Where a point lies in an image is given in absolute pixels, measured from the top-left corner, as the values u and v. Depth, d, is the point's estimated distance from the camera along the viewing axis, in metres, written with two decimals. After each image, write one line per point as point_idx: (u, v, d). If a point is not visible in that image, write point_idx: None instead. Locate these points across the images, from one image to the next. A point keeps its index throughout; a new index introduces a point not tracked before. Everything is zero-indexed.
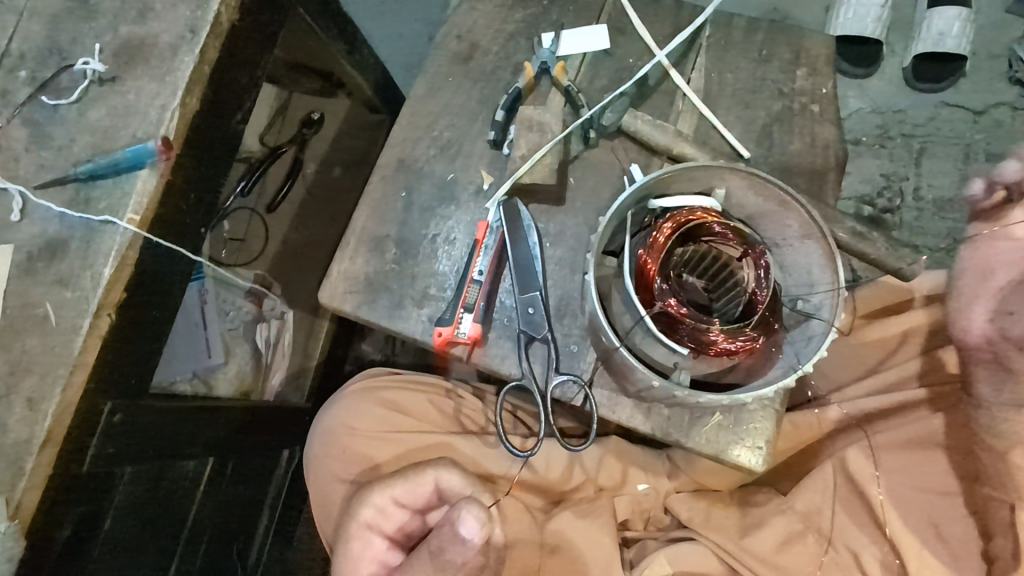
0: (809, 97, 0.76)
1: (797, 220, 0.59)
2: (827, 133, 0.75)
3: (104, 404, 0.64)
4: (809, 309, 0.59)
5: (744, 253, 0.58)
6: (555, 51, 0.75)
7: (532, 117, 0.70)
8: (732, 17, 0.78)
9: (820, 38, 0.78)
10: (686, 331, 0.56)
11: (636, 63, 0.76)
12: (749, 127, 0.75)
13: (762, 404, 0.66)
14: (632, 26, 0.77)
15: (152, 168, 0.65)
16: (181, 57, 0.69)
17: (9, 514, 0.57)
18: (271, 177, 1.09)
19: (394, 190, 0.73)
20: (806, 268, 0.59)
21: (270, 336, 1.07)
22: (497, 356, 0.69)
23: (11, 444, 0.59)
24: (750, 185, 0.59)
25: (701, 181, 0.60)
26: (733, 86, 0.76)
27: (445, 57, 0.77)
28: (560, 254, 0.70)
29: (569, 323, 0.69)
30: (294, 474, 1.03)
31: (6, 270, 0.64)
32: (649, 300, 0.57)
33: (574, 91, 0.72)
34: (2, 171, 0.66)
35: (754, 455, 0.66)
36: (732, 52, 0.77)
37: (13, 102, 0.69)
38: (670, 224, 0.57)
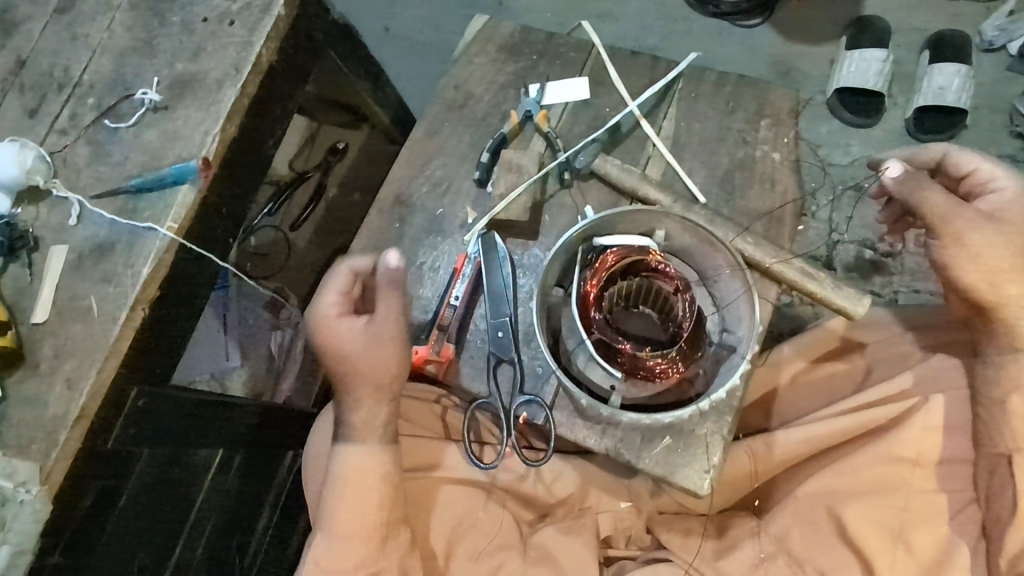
0: (770, 146, 0.82)
1: (723, 258, 0.64)
2: (784, 176, 0.81)
3: (130, 390, 0.72)
4: (731, 342, 0.65)
5: (677, 288, 0.62)
6: (539, 100, 0.83)
7: (512, 160, 0.78)
8: (703, 72, 0.86)
9: (785, 92, 0.86)
10: (626, 358, 0.62)
11: (610, 113, 0.84)
12: (711, 173, 0.82)
13: (712, 431, 0.70)
14: (610, 79, 0.86)
15: (193, 184, 0.74)
16: (224, 90, 0.79)
17: (41, 478, 0.64)
18: (297, 200, 1.18)
19: (390, 221, 0.81)
20: (733, 304, 0.65)
21: (283, 343, 1.15)
22: (467, 375, 0.76)
23: (50, 417, 0.67)
24: (684, 228, 0.64)
25: (643, 223, 0.66)
26: (700, 134, 0.83)
27: (441, 105, 0.86)
28: (529, 283, 0.77)
29: (536, 346, 0.75)
30: (296, 477, 1.07)
31: (60, 266, 0.74)
32: (589, 327, 0.62)
33: (553, 136, 0.82)
34: (68, 182, 0.78)
35: (702, 479, 0.69)
36: (701, 104, 0.84)
37: (81, 124, 0.80)
38: (612, 259, 0.62)
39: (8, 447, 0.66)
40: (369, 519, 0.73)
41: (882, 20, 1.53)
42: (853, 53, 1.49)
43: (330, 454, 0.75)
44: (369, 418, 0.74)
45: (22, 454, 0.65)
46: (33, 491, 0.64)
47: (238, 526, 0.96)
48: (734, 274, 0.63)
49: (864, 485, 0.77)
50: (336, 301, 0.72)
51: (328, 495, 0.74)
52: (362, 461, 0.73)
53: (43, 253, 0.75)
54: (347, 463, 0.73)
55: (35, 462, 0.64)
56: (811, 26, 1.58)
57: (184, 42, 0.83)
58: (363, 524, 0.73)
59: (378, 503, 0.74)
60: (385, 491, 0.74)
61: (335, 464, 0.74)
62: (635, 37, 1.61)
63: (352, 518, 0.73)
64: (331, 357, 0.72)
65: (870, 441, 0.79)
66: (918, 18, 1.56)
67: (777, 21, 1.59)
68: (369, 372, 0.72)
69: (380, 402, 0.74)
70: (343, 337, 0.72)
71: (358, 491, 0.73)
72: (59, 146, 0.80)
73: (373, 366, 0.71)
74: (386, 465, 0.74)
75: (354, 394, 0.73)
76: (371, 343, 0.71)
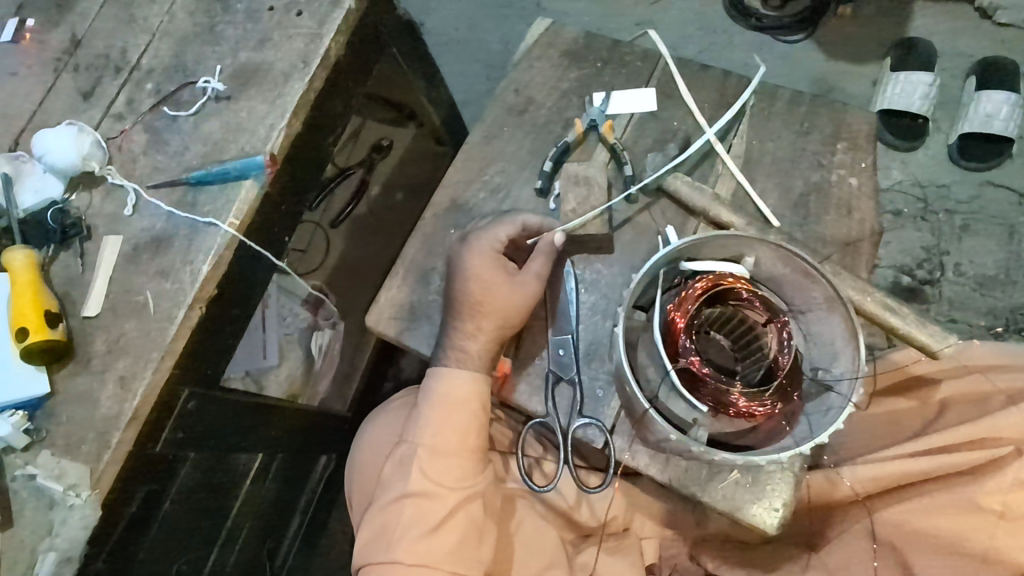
0: (848, 170, 0.79)
1: (820, 292, 0.59)
2: (864, 205, 0.77)
3: (182, 391, 0.68)
4: (828, 380, 0.58)
5: (770, 318, 0.56)
6: (605, 110, 0.78)
7: (579, 172, 0.74)
8: (776, 90, 0.81)
9: (862, 115, 0.81)
10: (709, 390, 0.54)
11: (680, 126, 0.79)
12: (786, 195, 0.78)
13: (781, 467, 0.66)
14: (680, 92, 0.80)
15: (256, 179, 0.72)
16: (292, 84, 0.76)
17: (91, 482, 0.61)
18: (337, 197, 1.13)
19: (445, 227, 0.76)
20: (829, 340, 0.59)
21: (322, 344, 1.11)
22: (525, 395, 0.72)
23: (102, 417, 0.64)
24: (779, 256, 0.59)
25: (732, 248, 0.61)
26: (772, 154, 0.79)
27: (501, 108, 0.79)
28: (593, 301, 0.73)
29: (597, 366, 0.71)
30: (324, 482, 1.06)
31: (114, 258, 0.71)
32: (674, 354, 0.55)
33: (620, 149, 0.75)
34: (123, 170, 0.75)
35: (770, 516, 0.65)
36: (775, 122, 0.80)
37: (138, 110, 0.77)
38: (701, 284, 0.57)
39: (56, 445, 0.63)
40: (466, 441, 0.74)
41: (929, 43, 1.50)
42: (898, 77, 1.45)
43: (428, 371, 0.74)
44: (476, 351, 0.71)
45: (71, 455, 0.62)
46: (83, 495, 0.61)
47: (269, 533, 0.95)
48: (832, 309, 0.58)
49: (942, 536, 0.69)
50: (494, 241, 0.71)
51: (426, 409, 0.75)
52: (469, 386, 0.72)
53: (96, 243, 0.72)
54: (449, 384, 0.73)
55: (85, 465, 0.62)
56: (857, 45, 1.55)
57: (249, 31, 0.79)
58: (458, 446, 0.74)
59: (474, 428, 0.74)
60: (483, 417, 0.74)
61: (433, 384, 0.73)
62: (674, 47, 1.58)
63: (450, 438, 0.74)
64: (461, 277, 0.70)
65: (945, 485, 0.70)
66: (965, 43, 1.52)
67: (820, 38, 1.56)
68: (491, 309, 0.69)
69: (490, 340, 0.71)
70: (481, 268, 0.70)
71: (458, 413, 0.73)
72: (115, 131, 0.77)
73: (500, 304, 0.69)
74: (487, 393, 0.73)
75: (467, 323, 0.70)
76: (511, 289, 0.70)
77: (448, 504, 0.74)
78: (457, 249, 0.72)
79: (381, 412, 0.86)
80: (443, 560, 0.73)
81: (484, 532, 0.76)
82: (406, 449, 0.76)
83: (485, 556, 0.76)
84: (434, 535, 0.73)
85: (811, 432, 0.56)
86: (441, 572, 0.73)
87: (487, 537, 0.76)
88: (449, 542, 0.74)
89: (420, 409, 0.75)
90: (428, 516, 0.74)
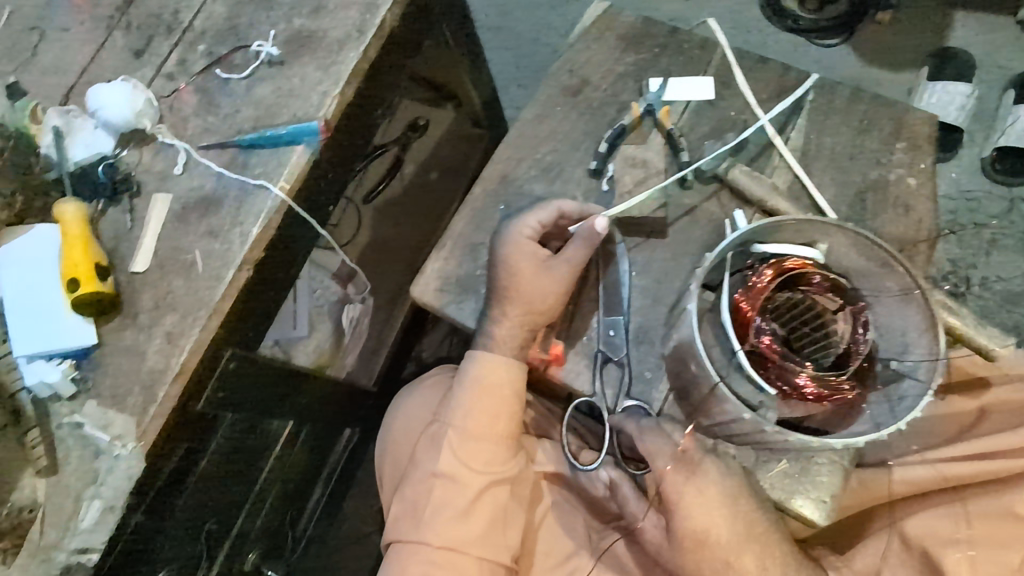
0: (906, 170, 0.78)
1: (896, 283, 0.57)
2: (920, 206, 0.77)
3: (225, 350, 0.68)
4: (901, 370, 0.57)
5: (840, 305, 0.56)
6: (662, 95, 0.78)
7: (635, 155, 0.76)
8: (836, 86, 0.81)
9: (922, 114, 0.80)
10: (778, 370, 0.53)
11: (737, 116, 0.79)
12: (843, 191, 0.77)
13: (831, 460, 0.67)
14: (737, 81, 0.80)
15: (308, 145, 0.72)
16: (346, 52, 0.76)
17: (138, 434, 0.62)
18: (371, 173, 1.14)
19: (493, 202, 0.77)
20: (901, 330, 0.57)
21: (353, 318, 1.10)
22: (573, 373, 0.71)
23: (148, 371, 0.64)
24: (855, 245, 0.57)
25: (804, 234, 0.59)
26: (830, 150, 0.78)
27: (556, 88, 0.80)
28: (644, 284, 0.73)
29: (646, 350, 0.71)
30: (348, 454, 1.07)
31: (163, 216, 0.71)
32: (744, 335, 0.55)
33: (677, 135, 0.76)
34: (173, 129, 0.75)
35: (818, 508, 0.66)
36: (834, 118, 0.79)
37: (190, 72, 0.77)
38: (772, 270, 0.56)
39: (102, 396, 0.63)
40: (499, 428, 0.75)
41: (966, 54, 1.48)
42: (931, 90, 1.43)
43: (466, 356, 0.75)
44: (507, 334, 0.72)
45: (118, 407, 0.63)
46: (129, 446, 0.62)
47: (295, 498, 0.97)
48: (907, 300, 0.56)
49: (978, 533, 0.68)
50: (534, 229, 0.70)
51: (461, 394, 0.75)
52: (506, 372, 0.74)
53: (144, 200, 0.72)
54: (487, 369, 0.73)
55: (131, 417, 0.62)
56: (895, 51, 1.53)
57: None
58: (491, 433, 0.75)
59: (507, 414, 0.74)
60: (517, 403, 0.75)
61: (470, 368, 0.74)
62: None
63: (484, 424, 0.74)
64: (497, 263, 0.70)
65: (984, 492, 0.71)
66: (1006, 56, 1.49)
67: (857, 43, 1.54)
68: (528, 296, 0.70)
69: (524, 324, 0.72)
70: (522, 255, 0.69)
71: (493, 398, 0.74)
72: (166, 91, 0.77)
73: (536, 290, 0.70)
74: (522, 380, 0.75)
75: (502, 307, 0.71)
76: (543, 274, 0.70)
77: (477, 490, 0.74)
78: (496, 232, 0.72)
79: (412, 393, 0.87)
80: (470, 544, 0.74)
81: (512, 517, 0.77)
82: (438, 433, 0.76)
83: (512, 542, 0.76)
84: (463, 520, 0.74)
85: (894, 417, 0.54)
86: (468, 555, 0.74)
87: (514, 523, 0.77)
88: (477, 527, 0.74)
89: (456, 392, 0.76)
90: (458, 501, 0.74)
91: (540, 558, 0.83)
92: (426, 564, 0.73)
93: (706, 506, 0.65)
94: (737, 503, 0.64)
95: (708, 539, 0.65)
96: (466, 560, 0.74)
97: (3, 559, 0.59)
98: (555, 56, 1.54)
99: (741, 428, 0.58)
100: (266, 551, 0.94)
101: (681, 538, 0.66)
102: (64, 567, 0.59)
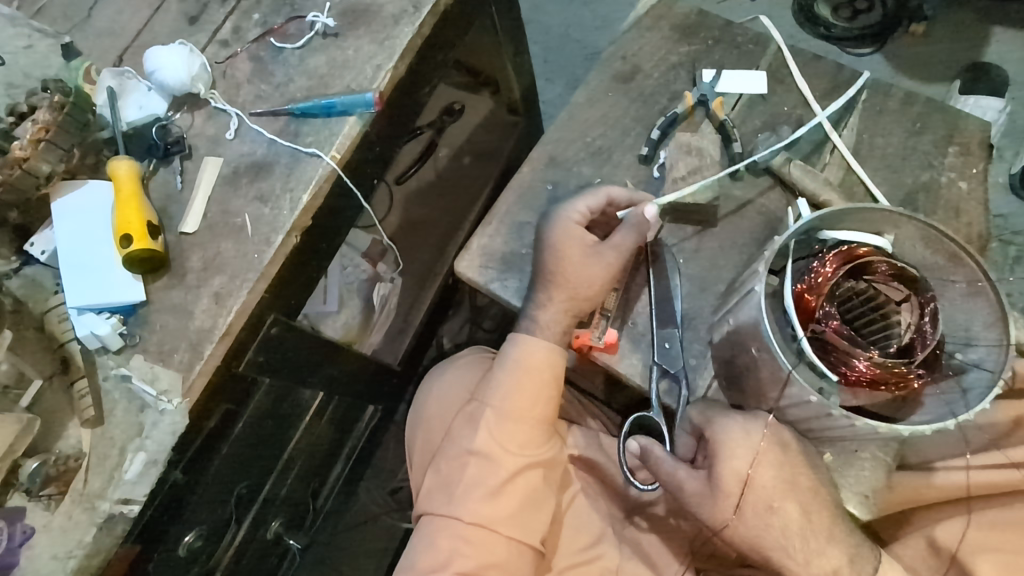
0: (958, 174, 0.81)
1: (963, 276, 0.59)
2: (972, 209, 0.80)
3: (268, 315, 0.69)
4: (967, 363, 0.58)
5: (908, 295, 0.58)
6: (715, 86, 0.83)
7: (690, 142, 0.79)
8: (890, 88, 0.85)
9: (975, 122, 0.83)
10: (842, 355, 0.56)
11: (790, 111, 0.84)
12: (894, 190, 0.81)
13: (875, 456, 0.68)
14: (791, 78, 0.85)
15: (360, 117, 0.73)
16: (401, 27, 0.76)
17: (183, 390, 0.63)
18: (404, 155, 1.14)
19: (543, 181, 0.82)
20: (965, 322, 0.59)
21: (382, 297, 1.11)
22: (622, 357, 0.74)
23: (195, 329, 0.65)
24: (924, 236, 0.60)
25: (872, 224, 0.62)
26: (882, 149, 0.82)
27: (609, 74, 0.87)
28: (693, 271, 0.76)
29: (691, 337, 0.74)
30: (370, 431, 1.08)
31: (212, 178, 0.71)
32: (808, 321, 0.57)
33: (729, 126, 0.81)
34: (226, 94, 0.75)
35: (856, 501, 0.68)
36: (887, 119, 0.83)
37: (244, 39, 0.78)
38: (839, 257, 0.58)
39: (149, 351, 0.64)
40: (536, 409, 0.76)
41: (1001, 69, 1.47)
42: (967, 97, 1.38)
43: (508, 339, 0.77)
44: (551, 320, 0.75)
45: (164, 362, 0.64)
46: (175, 401, 0.62)
47: (318, 471, 0.98)
48: (975, 293, 0.58)
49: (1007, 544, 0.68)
50: (580, 216, 0.73)
51: (500, 374, 0.76)
52: (547, 356, 0.75)
53: (195, 162, 0.73)
54: (527, 351, 0.75)
55: (177, 373, 0.63)
56: (927, 64, 1.52)
57: None
58: (527, 413, 0.76)
59: (546, 398, 0.76)
60: (556, 389, 0.76)
61: (512, 350, 0.76)
62: None
63: (522, 407, 0.75)
64: (545, 247, 0.73)
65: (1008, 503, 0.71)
66: None
67: (890, 53, 1.53)
68: (573, 281, 0.72)
69: (568, 309, 0.74)
70: (568, 239, 0.72)
71: (533, 382, 0.75)
72: (219, 57, 0.77)
73: (582, 277, 0.72)
74: (562, 366, 0.76)
75: (548, 292, 0.74)
76: (589, 261, 0.72)
77: (512, 472, 0.75)
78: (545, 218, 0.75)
79: (444, 374, 0.88)
80: (502, 523, 0.74)
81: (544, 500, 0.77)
82: (475, 412, 0.77)
83: (542, 527, 0.76)
84: (496, 500, 0.74)
85: (962, 407, 0.55)
86: (499, 533, 0.74)
87: (545, 508, 0.77)
88: (509, 508, 0.74)
89: (495, 372, 0.77)
90: (492, 481, 0.74)
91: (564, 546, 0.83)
92: (457, 541, 0.74)
93: (751, 451, 0.64)
94: (785, 453, 0.64)
95: (752, 482, 0.64)
96: (497, 539, 0.74)
97: (48, 505, 0.60)
98: (586, 51, 1.54)
99: (802, 412, 0.60)
100: (288, 520, 0.95)
101: (725, 481, 0.64)
102: (107, 517, 0.60)
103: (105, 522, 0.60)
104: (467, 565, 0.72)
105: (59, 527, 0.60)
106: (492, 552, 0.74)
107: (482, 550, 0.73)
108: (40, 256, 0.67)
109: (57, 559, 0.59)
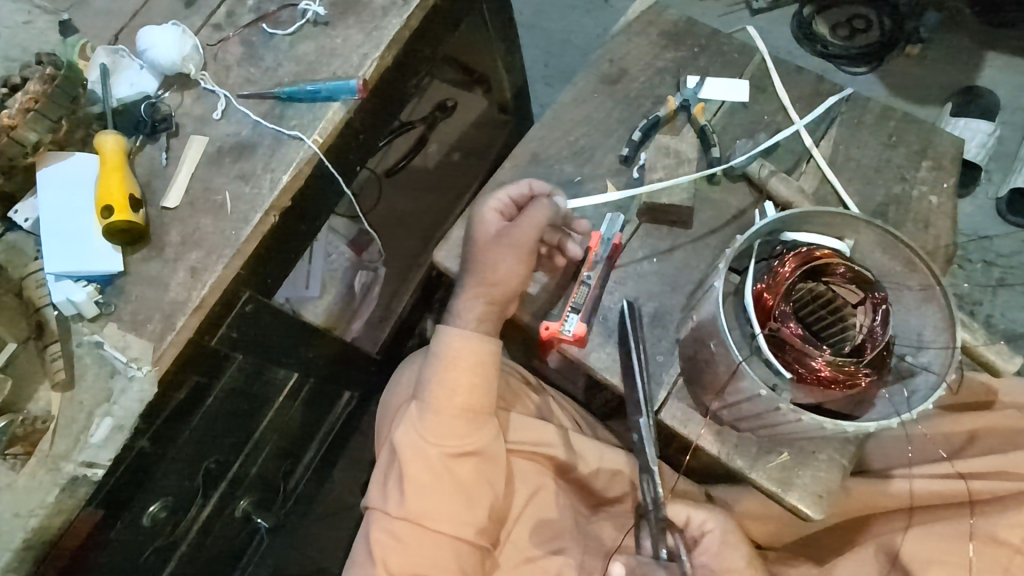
0: (929, 188, 0.82)
1: (917, 281, 0.60)
2: (941, 222, 0.81)
3: (243, 293, 0.70)
4: (916, 365, 0.60)
5: (863, 298, 0.59)
6: (698, 92, 0.85)
7: (670, 146, 0.80)
8: (868, 102, 0.87)
9: (948, 138, 0.85)
10: (795, 352, 0.57)
11: (769, 119, 0.86)
12: (867, 201, 0.82)
13: (831, 458, 0.69)
14: (773, 88, 0.87)
15: (344, 103, 0.74)
16: (389, 18, 0.78)
17: (153, 359, 0.64)
18: (395, 148, 1.17)
19: (524, 178, 0.84)
20: (917, 327, 0.61)
21: (365, 284, 1.12)
22: (589, 351, 0.75)
23: (169, 301, 0.66)
24: (881, 241, 0.61)
25: (833, 228, 0.63)
26: (857, 161, 0.84)
27: (595, 76, 0.89)
28: (665, 270, 0.78)
29: (659, 333, 0.75)
30: (346, 416, 1.09)
31: (197, 156, 0.73)
32: (765, 319, 0.58)
33: (708, 131, 0.83)
34: (216, 76, 0.77)
35: (814, 503, 0.68)
36: (863, 132, 0.85)
37: (237, 24, 0.79)
38: (800, 257, 0.60)
39: (123, 321, 0.65)
40: (456, 400, 0.75)
41: (992, 93, 1.48)
42: (956, 119, 1.39)
43: (434, 332, 0.78)
44: (466, 310, 0.75)
45: (136, 331, 0.65)
46: (144, 369, 0.63)
47: (289, 453, 0.99)
48: (927, 299, 0.60)
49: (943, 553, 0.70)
50: (499, 204, 0.76)
51: (427, 368, 0.77)
52: (468, 347, 0.75)
53: (181, 140, 0.74)
54: (449, 343, 0.75)
55: (149, 342, 0.64)
56: (918, 85, 1.54)
57: None
58: (449, 407, 0.75)
59: (469, 389, 0.75)
60: (481, 379, 0.75)
61: (437, 342, 0.76)
62: None
63: (445, 400, 0.75)
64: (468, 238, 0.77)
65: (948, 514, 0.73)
66: None
67: (884, 74, 1.55)
68: (480, 265, 0.74)
69: (480, 295, 0.75)
70: (483, 226, 0.75)
71: (454, 373, 0.75)
72: (212, 40, 0.79)
73: (489, 261, 0.74)
74: (487, 354, 0.75)
75: (462, 280, 0.76)
76: (499, 249, 0.74)
77: (438, 467, 0.76)
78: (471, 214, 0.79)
79: (403, 367, 0.89)
80: (429, 519, 0.76)
81: (477, 498, 0.77)
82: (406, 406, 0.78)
83: (475, 521, 0.77)
84: (424, 495, 0.76)
85: (907, 406, 0.57)
86: (426, 529, 0.76)
87: (478, 502, 0.77)
88: (438, 503, 0.76)
89: (425, 365, 0.78)
90: (419, 477, 0.76)
91: (518, 536, 0.84)
92: (387, 535, 0.76)
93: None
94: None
95: None
96: (424, 534, 0.76)
97: (14, 464, 0.61)
98: (584, 57, 1.56)
99: (756, 406, 0.61)
100: (258, 500, 0.96)
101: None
102: (70, 478, 0.60)
103: (68, 484, 0.61)
104: (395, 558, 0.76)
105: (22, 487, 0.60)
106: (421, 546, 0.76)
107: (412, 542, 0.76)
108: (23, 223, 0.69)
109: (18, 518, 0.59)
